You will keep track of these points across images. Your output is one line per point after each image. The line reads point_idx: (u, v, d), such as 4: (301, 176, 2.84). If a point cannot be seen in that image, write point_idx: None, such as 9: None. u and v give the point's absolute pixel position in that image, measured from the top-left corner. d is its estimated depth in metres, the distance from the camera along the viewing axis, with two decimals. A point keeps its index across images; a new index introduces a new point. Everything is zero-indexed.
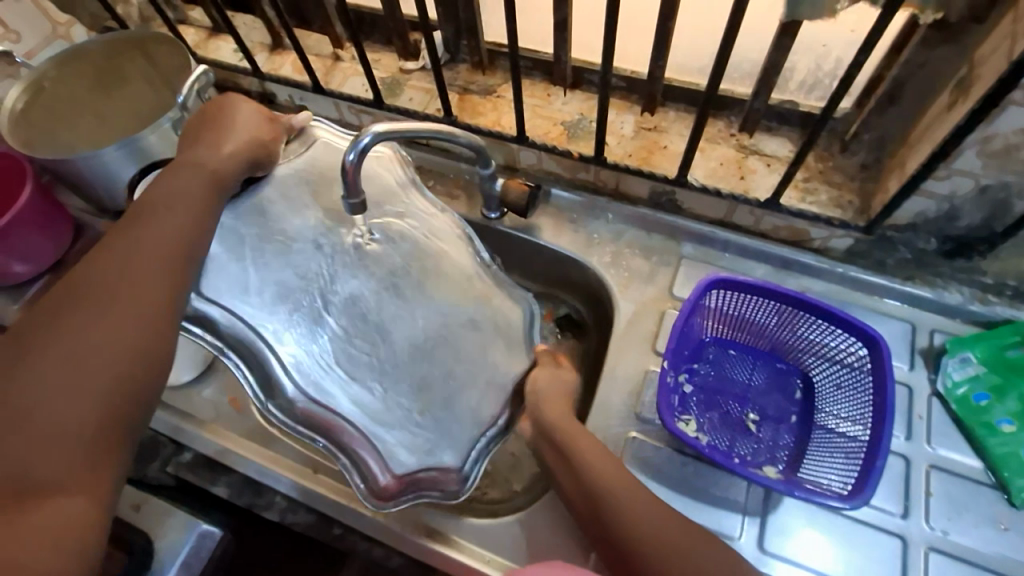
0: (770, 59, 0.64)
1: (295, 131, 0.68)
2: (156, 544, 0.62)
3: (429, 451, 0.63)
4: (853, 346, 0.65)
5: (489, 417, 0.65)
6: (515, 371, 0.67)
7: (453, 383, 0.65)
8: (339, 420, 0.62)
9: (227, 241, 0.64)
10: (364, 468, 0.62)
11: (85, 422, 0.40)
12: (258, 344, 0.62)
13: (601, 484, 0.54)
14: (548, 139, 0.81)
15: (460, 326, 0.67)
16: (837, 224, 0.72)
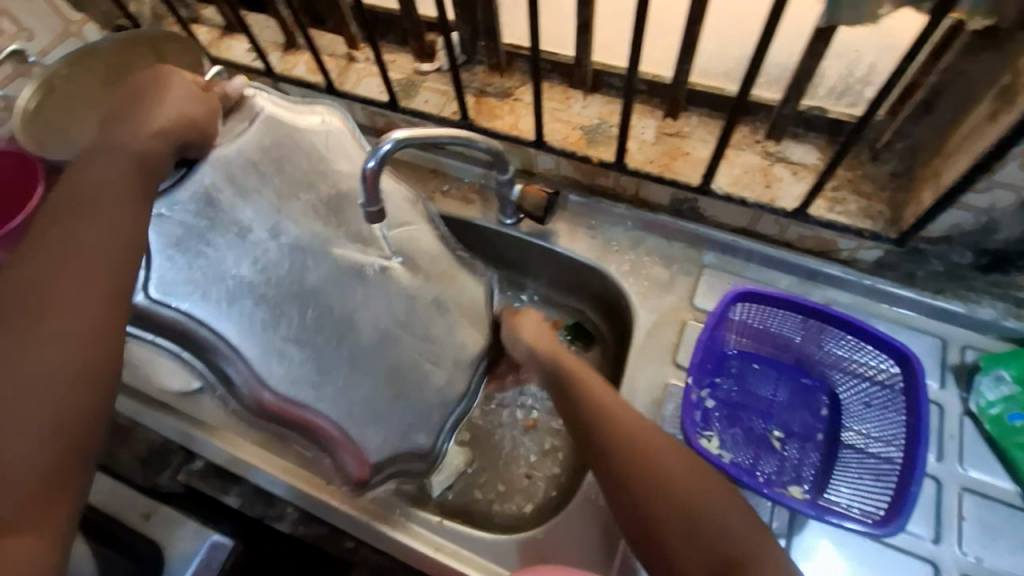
0: (802, 63, 0.62)
1: (232, 100, 0.57)
2: (166, 555, 0.61)
3: (404, 434, 0.66)
4: (885, 363, 0.63)
5: (457, 393, 0.71)
6: (475, 348, 0.72)
7: (424, 364, 0.67)
8: (310, 415, 0.59)
9: (166, 232, 0.54)
10: (341, 460, 0.61)
11: (35, 459, 0.37)
12: (218, 345, 0.55)
13: (624, 483, 0.50)
14: (567, 143, 0.79)
15: (427, 308, 0.67)
16: (867, 235, 0.69)
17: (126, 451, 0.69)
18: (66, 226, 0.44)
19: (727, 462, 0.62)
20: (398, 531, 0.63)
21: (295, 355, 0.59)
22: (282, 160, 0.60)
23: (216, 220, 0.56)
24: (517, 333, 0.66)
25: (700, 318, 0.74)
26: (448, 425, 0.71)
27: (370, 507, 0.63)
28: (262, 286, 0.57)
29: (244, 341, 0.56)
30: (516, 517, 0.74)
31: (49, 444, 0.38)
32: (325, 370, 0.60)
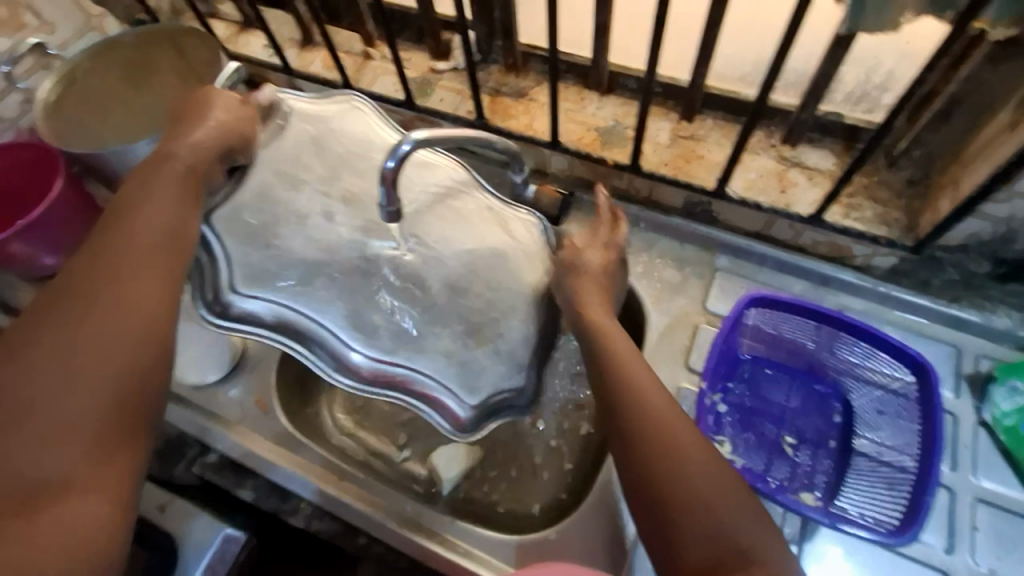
0: (822, 69, 0.61)
1: (263, 107, 0.60)
2: (180, 548, 0.62)
3: (497, 378, 0.57)
4: (900, 371, 0.63)
5: (536, 329, 0.59)
6: (538, 282, 0.60)
7: (501, 309, 0.58)
8: (406, 372, 0.55)
9: (235, 233, 0.55)
10: (441, 408, 0.55)
11: (94, 416, 0.40)
12: (303, 320, 0.54)
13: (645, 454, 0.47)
14: (581, 145, 0.79)
15: (487, 259, 0.59)
16: (883, 242, 0.69)
17: None
18: (122, 227, 0.48)
19: (739, 467, 0.62)
20: (408, 529, 0.63)
21: (371, 312, 0.55)
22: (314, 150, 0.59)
23: (265, 207, 0.56)
24: (573, 300, 0.57)
25: (712, 322, 0.74)
26: (533, 361, 0.59)
27: (382, 504, 0.64)
28: (326, 262, 0.55)
29: (321, 310, 0.54)
30: (525, 517, 0.75)
31: (105, 412, 0.40)
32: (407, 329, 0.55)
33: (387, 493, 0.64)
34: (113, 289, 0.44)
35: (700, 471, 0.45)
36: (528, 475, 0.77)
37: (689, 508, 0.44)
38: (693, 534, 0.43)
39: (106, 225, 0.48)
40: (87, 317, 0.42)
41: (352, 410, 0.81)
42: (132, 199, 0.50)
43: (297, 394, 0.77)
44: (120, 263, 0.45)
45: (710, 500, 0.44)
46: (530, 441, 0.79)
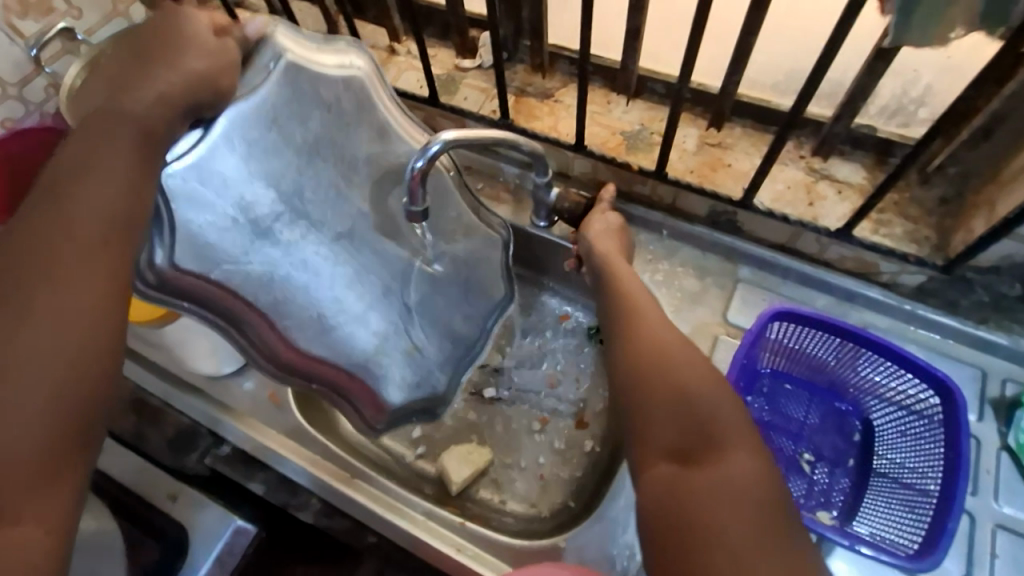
0: (858, 82, 0.60)
1: (251, 45, 0.50)
2: (189, 538, 0.62)
3: (418, 383, 0.71)
4: (924, 392, 0.62)
5: (471, 337, 0.73)
6: (493, 298, 0.72)
7: (443, 310, 0.69)
8: (334, 367, 0.65)
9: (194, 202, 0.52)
10: (358, 405, 0.68)
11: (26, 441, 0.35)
12: (248, 306, 0.58)
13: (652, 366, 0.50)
14: (606, 148, 0.78)
15: (455, 261, 0.67)
16: (912, 260, 0.68)
17: (154, 431, 0.70)
18: (57, 205, 0.39)
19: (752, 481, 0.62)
20: (416, 528, 0.63)
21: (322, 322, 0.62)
22: (303, 121, 0.53)
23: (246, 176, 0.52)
24: (617, 309, 0.59)
25: (732, 334, 0.73)
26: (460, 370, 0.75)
27: (393, 501, 0.64)
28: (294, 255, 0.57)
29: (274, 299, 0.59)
30: (533, 521, 0.74)
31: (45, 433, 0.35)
32: (347, 339, 0.64)
33: (398, 492, 0.64)
34: (52, 286, 0.37)
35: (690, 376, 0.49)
36: (537, 479, 0.77)
37: (670, 404, 0.47)
38: (659, 416, 0.47)
39: (39, 200, 0.40)
40: (31, 315, 0.36)
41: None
42: (66, 169, 0.41)
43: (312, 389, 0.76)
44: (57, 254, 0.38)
45: (692, 402, 0.47)
46: (541, 445, 0.79)
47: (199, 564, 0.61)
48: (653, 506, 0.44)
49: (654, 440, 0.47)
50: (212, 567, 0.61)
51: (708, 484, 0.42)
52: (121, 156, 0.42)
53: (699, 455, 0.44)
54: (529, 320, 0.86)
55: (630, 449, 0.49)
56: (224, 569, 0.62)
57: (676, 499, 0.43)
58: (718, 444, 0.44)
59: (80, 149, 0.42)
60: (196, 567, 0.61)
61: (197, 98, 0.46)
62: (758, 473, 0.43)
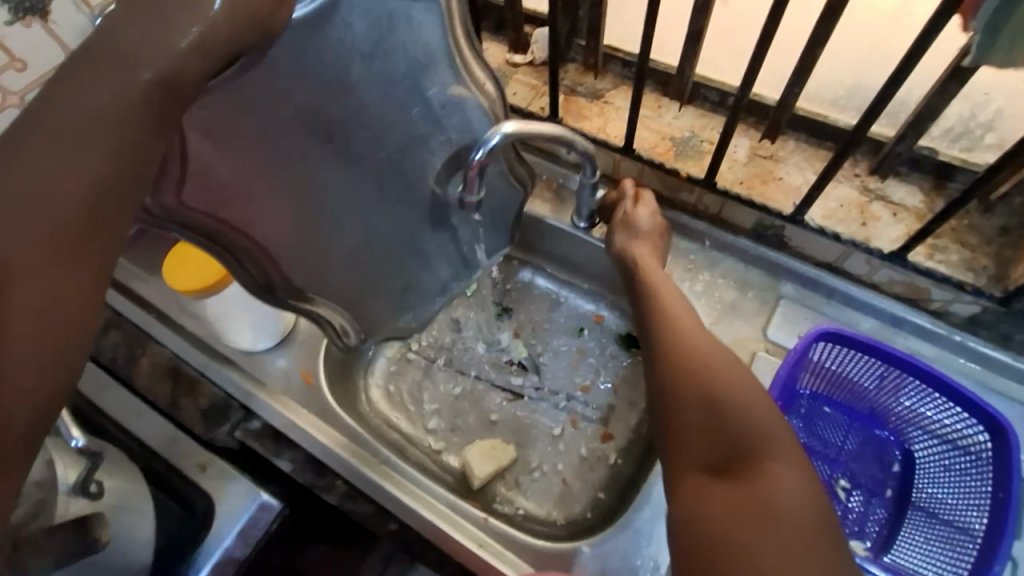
0: (928, 102, 0.58)
1: None
2: (215, 511, 0.62)
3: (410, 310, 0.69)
4: (973, 429, 0.59)
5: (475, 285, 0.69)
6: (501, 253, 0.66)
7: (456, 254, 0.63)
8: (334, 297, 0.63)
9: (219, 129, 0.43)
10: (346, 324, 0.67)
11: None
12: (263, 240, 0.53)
13: (695, 372, 0.50)
14: (654, 153, 0.77)
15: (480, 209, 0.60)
16: (968, 290, 0.66)
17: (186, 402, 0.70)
18: (33, 188, 0.30)
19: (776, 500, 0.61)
20: (439, 518, 0.63)
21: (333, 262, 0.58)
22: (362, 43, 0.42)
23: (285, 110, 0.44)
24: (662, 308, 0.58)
25: (771, 351, 0.72)
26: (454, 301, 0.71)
27: (419, 489, 0.64)
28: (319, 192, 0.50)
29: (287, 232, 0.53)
30: (552, 523, 0.73)
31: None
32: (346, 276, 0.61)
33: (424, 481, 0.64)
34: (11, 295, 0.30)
35: (733, 384, 0.48)
36: (559, 480, 0.76)
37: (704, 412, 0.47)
38: (694, 419, 0.47)
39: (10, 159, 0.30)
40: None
41: (392, 396, 0.82)
42: (44, 134, 0.31)
43: (344, 373, 0.78)
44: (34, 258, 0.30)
45: (725, 409, 0.46)
46: (564, 447, 0.78)
47: (224, 536, 0.61)
48: (683, 515, 0.42)
49: (690, 448, 0.46)
50: (236, 539, 0.61)
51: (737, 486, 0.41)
52: (117, 124, 0.32)
53: (736, 467, 0.43)
54: (561, 320, 0.86)
55: (664, 465, 0.48)
56: (247, 542, 0.62)
57: (707, 507, 0.41)
58: (753, 454, 0.43)
59: (68, 104, 0.31)
60: (220, 539, 0.61)
61: (240, 38, 0.35)
62: (800, 495, 0.40)
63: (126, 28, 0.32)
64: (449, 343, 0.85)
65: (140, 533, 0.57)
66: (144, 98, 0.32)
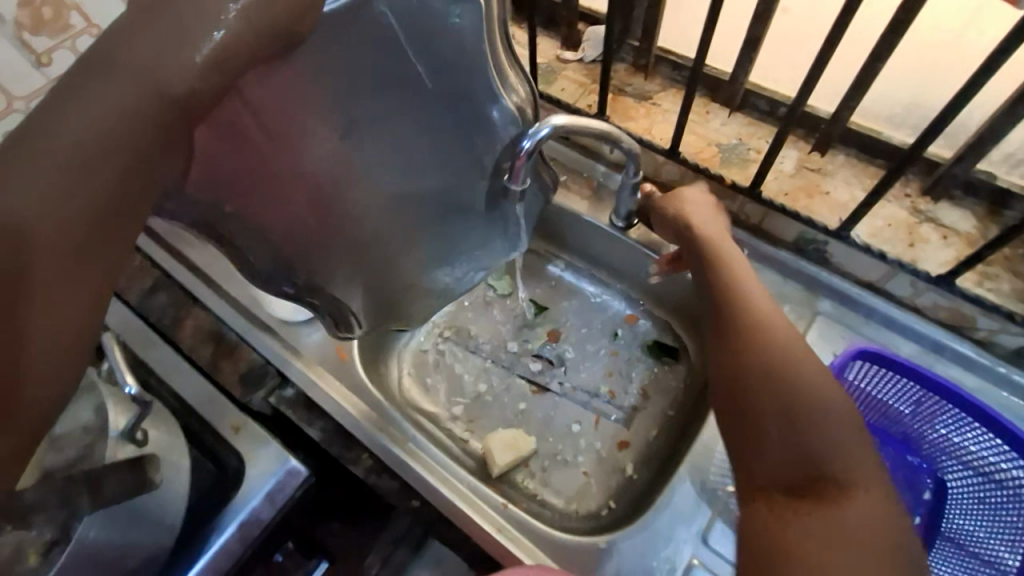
0: (992, 124, 0.57)
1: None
2: (246, 472, 0.64)
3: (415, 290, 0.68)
4: (1011, 465, 0.58)
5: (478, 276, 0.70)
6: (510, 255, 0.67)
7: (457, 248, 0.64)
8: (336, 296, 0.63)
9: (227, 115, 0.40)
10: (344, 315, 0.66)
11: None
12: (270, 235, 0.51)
13: (763, 370, 0.46)
14: (699, 158, 0.77)
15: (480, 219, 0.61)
16: (1018, 320, 0.64)
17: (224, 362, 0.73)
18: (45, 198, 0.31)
19: None
20: (460, 500, 0.64)
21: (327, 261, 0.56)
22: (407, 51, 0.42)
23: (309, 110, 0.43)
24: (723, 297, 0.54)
25: None
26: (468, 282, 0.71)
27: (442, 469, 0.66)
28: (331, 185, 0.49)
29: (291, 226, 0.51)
30: (568, 517, 0.74)
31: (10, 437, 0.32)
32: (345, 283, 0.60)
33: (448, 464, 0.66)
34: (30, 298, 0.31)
35: (809, 386, 0.44)
36: (580, 476, 0.77)
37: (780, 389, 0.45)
38: (768, 429, 0.44)
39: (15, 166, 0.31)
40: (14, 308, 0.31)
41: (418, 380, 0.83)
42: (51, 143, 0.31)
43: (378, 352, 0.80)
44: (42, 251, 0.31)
45: (804, 422, 0.43)
46: (585, 446, 0.79)
47: (252, 496, 0.63)
48: (753, 527, 0.42)
49: (762, 456, 0.44)
50: (262, 501, 0.63)
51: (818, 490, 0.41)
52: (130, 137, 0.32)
53: (817, 487, 0.41)
54: (592, 319, 0.87)
55: (731, 463, 0.47)
56: (273, 505, 0.63)
57: (777, 536, 0.40)
58: (829, 466, 0.42)
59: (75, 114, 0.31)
60: (248, 498, 0.63)
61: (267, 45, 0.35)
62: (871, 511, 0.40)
63: (135, 42, 0.32)
64: (478, 333, 0.86)
65: (174, 488, 0.59)
66: (154, 113, 0.32)
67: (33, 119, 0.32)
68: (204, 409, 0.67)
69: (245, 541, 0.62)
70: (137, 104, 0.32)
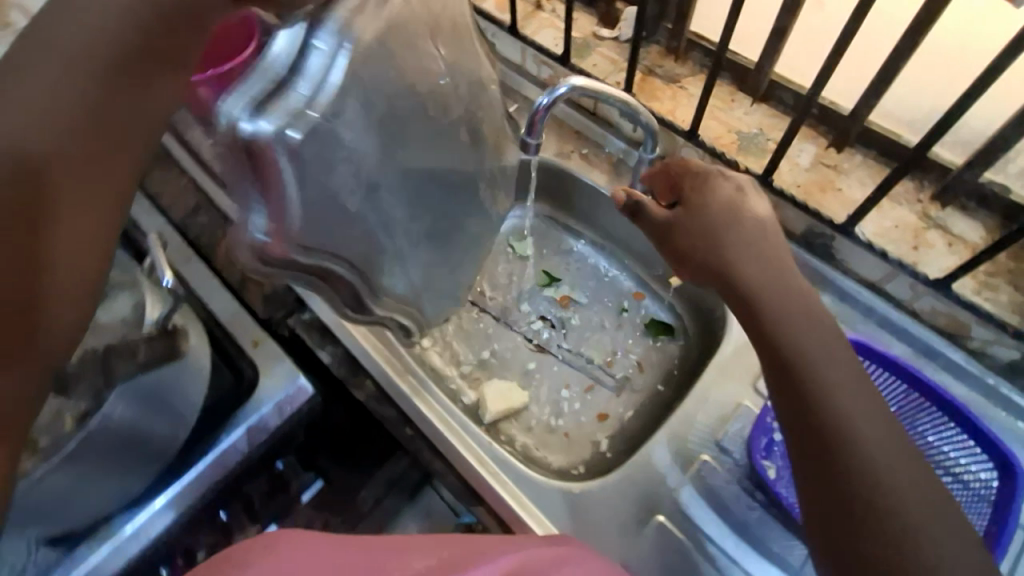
0: (1003, 131, 0.58)
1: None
2: (259, 383, 0.70)
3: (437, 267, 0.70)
4: (981, 467, 0.61)
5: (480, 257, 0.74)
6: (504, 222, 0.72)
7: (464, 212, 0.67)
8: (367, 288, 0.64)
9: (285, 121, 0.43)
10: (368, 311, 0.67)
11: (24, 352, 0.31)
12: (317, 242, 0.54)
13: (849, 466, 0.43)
14: (718, 143, 0.79)
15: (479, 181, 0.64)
16: (1010, 331, 0.65)
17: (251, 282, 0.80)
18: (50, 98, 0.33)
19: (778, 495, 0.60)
20: (449, 432, 0.68)
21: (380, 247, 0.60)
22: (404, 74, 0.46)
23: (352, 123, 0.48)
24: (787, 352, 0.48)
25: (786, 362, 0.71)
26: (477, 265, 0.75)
27: (435, 404, 0.69)
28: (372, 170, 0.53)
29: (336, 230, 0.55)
30: (543, 467, 0.79)
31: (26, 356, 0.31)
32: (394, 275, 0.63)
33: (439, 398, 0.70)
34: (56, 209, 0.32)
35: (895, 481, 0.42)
36: (562, 434, 0.81)
37: (831, 409, 0.44)
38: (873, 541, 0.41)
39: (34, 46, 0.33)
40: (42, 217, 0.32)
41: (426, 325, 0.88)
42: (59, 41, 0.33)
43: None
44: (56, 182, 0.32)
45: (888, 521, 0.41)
46: (573, 407, 0.83)
47: (263, 403, 0.69)
48: None
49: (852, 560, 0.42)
50: (272, 410, 0.69)
51: (885, 512, 0.41)
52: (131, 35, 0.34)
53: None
54: (598, 291, 0.91)
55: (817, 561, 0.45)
56: (280, 415, 0.69)
57: None
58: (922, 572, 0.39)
59: (89, 17, 0.33)
60: (260, 405, 0.69)
61: None
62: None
63: None
64: (487, 289, 0.90)
65: (192, 390, 0.63)
66: (166, 12, 0.34)
67: (52, 19, 0.34)
68: (228, 321, 0.73)
69: (252, 444, 0.68)
70: (153, 14, 0.34)
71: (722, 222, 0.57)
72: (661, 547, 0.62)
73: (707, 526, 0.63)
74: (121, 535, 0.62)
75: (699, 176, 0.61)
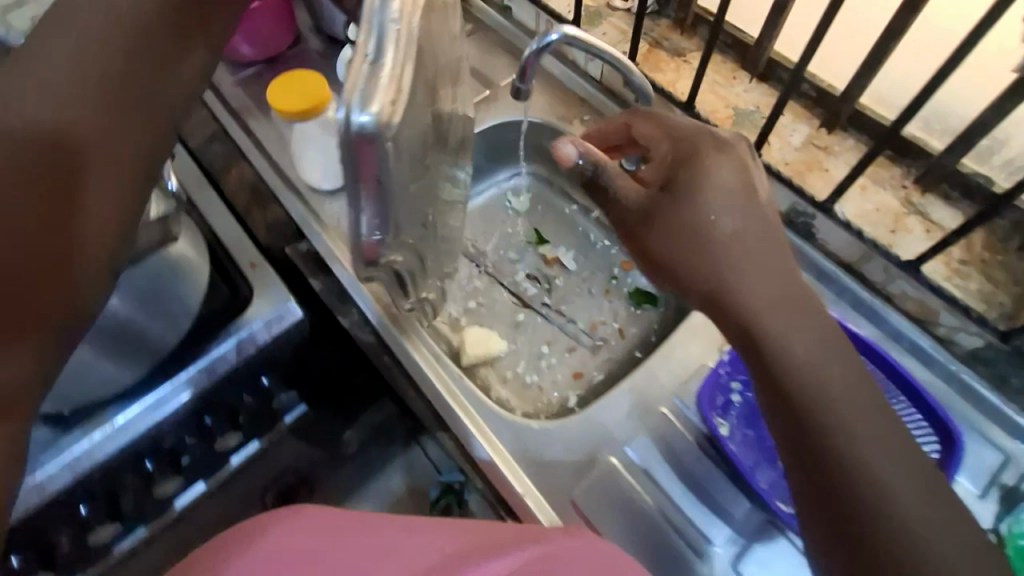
0: (982, 116, 0.59)
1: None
2: (252, 301, 0.74)
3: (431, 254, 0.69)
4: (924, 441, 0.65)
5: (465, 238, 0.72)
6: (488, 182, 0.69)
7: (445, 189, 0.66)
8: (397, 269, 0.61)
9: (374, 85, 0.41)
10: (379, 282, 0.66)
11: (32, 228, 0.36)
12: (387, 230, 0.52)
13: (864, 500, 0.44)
14: (713, 117, 0.81)
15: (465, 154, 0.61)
16: (974, 317, 0.67)
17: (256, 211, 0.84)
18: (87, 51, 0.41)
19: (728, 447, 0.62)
20: (421, 359, 0.70)
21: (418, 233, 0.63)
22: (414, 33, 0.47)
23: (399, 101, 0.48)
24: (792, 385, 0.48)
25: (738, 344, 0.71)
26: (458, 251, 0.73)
27: (415, 331, 0.72)
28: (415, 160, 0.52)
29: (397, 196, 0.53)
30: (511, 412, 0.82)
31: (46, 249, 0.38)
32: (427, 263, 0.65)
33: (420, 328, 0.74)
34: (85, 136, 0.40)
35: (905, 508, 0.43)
36: (535, 387, 0.85)
37: (816, 407, 0.47)
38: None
39: None
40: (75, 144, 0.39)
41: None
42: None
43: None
44: (89, 125, 0.40)
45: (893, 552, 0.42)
46: (549, 362, 0.86)
47: (254, 320, 0.73)
48: None
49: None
50: (260, 326, 0.73)
51: (874, 504, 0.43)
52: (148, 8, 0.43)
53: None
54: (586, 255, 0.93)
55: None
56: (266, 332, 0.73)
57: None
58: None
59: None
60: (250, 320, 0.73)
61: None
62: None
63: None
64: (479, 244, 0.94)
65: (192, 298, 0.68)
66: None
67: None
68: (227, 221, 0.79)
69: (241, 356, 0.72)
70: None
71: (727, 236, 0.55)
72: (611, 487, 0.64)
73: (658, 474, 0.64)
74: (112, 425, 0.66)
75: (693, 164, 0.57)
